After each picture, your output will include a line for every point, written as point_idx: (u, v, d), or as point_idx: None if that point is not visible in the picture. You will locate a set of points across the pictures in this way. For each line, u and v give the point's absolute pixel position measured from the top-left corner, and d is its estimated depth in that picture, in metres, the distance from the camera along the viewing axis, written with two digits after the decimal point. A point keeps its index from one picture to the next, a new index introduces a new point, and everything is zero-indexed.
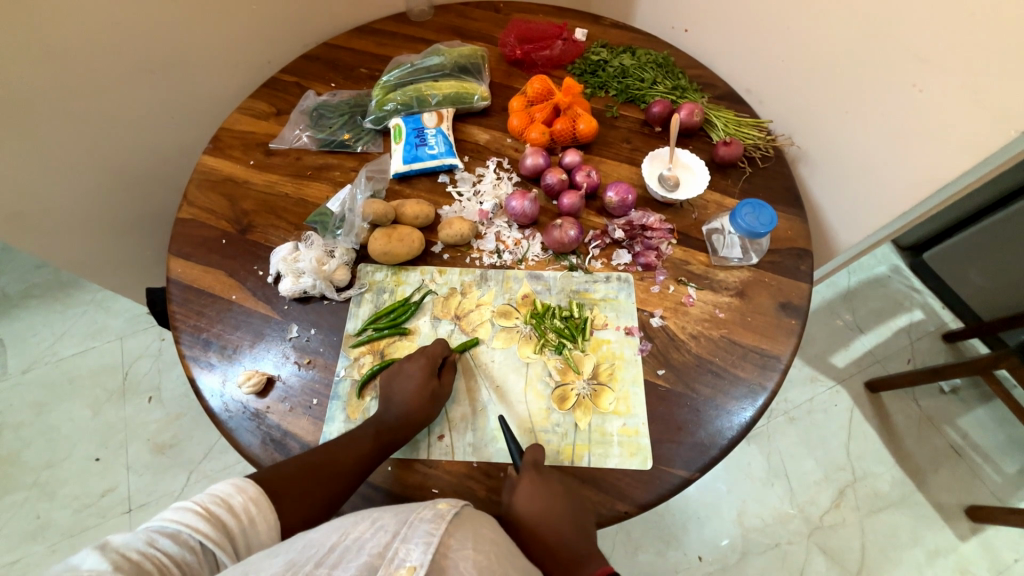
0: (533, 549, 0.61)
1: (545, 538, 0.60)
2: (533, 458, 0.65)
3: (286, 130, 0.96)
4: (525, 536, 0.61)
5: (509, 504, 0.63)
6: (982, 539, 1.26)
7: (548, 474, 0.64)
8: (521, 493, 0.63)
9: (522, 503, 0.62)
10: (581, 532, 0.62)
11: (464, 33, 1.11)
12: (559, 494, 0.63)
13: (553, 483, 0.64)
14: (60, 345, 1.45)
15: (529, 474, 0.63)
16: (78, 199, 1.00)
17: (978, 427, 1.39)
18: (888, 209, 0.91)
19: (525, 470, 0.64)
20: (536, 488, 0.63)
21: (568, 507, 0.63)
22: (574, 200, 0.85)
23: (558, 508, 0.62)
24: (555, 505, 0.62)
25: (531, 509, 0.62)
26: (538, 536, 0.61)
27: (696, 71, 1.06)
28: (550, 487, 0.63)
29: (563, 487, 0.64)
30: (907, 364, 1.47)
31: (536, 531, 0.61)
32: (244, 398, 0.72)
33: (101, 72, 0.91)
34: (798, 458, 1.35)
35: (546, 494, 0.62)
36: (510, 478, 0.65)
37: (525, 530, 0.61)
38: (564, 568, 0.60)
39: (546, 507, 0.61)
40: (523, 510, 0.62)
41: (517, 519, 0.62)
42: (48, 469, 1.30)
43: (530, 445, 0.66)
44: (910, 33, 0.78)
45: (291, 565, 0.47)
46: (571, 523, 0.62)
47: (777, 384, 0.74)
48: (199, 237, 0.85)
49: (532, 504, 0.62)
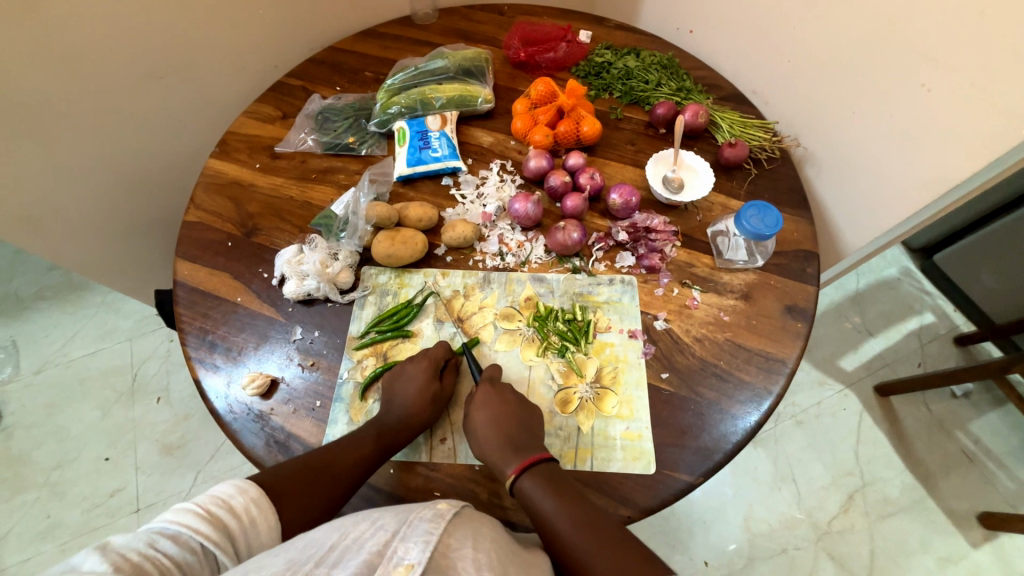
0: (483, 446, 0.65)
1: (492, 431, 0.65)
2: (490, 374, 0.71)
3: (292, 134, 0.96)
4: (476, 434, 0.66)
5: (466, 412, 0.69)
6: (995, 546, 1.24)
7: (502, 387, 0.69)
8: (475, 402, 0.68)
9: (475, 406, 0.68)
10: (529, 431, 0.66)
11: (469, 36, 1.11)
12: (510, 399, 0.68)
13: (505, 392, 0.69)
14: (72, 346, 1.47)
15: (483, 384, 0.69)
16: (88, 203, 1.01)
17: (990, 432, 1.37)
18: (896, 211, 0.90)
19: (481, 382, 0.70)
20: (489, 395, 0.68)
21: (517, 410, 0.67)
22: (578, 202, 0.85)
23: (508, 412, 0.66)
24: (505, 408, 0.66)
25: (482, 409, 0.67)
26: (486, 435, 0.65)
27: (701, 72, 1.05)
28: (502, 394, 0.68)
29: (514, 395, 0.69)
30: (917, 367, 1.45)
31: (485, 427, 0.65)
32: (248, 400, 0.72)
33: (110, 76, 0.92)
34: (806, 462, 1.33)
35: (497, 398, 0.68)
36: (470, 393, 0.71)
37: (476, 429, 0.66)
38: (506, 457, 0.63)
39: (495, 407, 0.67)
40: (476, 412, 0.67)
41: (471, 421, 0.67)
42: (59, 468, 1.32)
43: (489, 365, 0.72)
44: (918, 32, 0.78)
45: (291, 564, 0.47)
46: (520, 423, 0.66)
47: (782, 388, 0.73)
48: (204, 240, 0.86)
49: (484, 406, 0.67)
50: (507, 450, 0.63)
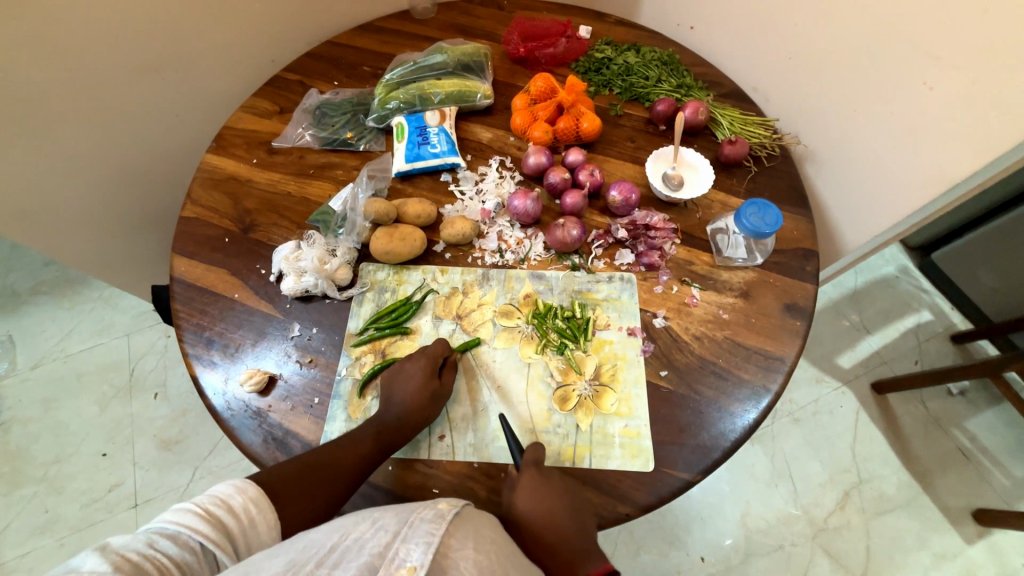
0: (536, 546, 0.61)
1: (547, 534, 0.60)
2: (534, 456, 0.65)
3: (289, 129, 0.96)
4: (527, 532, 0.61)
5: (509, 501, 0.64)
6: (990, 543, 1.25)
7: (548, 472, 0.64)
8: (523, 494, 0.62)
9: (522, 500, 0.62)
10: (583, 529, 0.62)
11: (468, 31, 1.10)
12: (558, 488, 0.63)
13: (553, 480, 0.64)
14: (68, 342, 1.46)
15: (529, 469, 0.64)
16: (83, 198, 1.00)
17: (987, 429, 1.37)
18: (895, 209, 0.90)
19: (525, 468, 0.64)
20: (537, 485, 0.63)
21: (568, 504, 0.63)
22: (577, 199, 0.84)
23: (559, 508, 0.62)
24: (555, 503, 0.62)
25: (532, 504, 0.61)
26: (538, 535, 0.60)
27: (702, 69, 1.05)
28: (550, 484, 0.63)
29: (561, 483, 0.64)
30: (914, 365, 1.45)
31: (538, 527, 0.60)
32: (246, 397, 0.72)
33: (106, 70, 0.91)
34: (804, 459, 1.34)
35: (546, 489, 0.62)
36: (511, 477, 0.65)
37: (526, 525, 0.61)
38: (565, 564, 0.60)
39: (546, 502, 0.61)
40: (524, 507, 0.62)
41: (518, 515, 0.62)
42: (56, 464, 1.31)
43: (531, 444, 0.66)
44: (919, 31, 0.77)
45: (292, 565, 0.47)
46: (574, 521, 0.62)
47: (780, 386, 0.73)
48: (202, 235, 0.85)
49: (533, 500, 0.62)
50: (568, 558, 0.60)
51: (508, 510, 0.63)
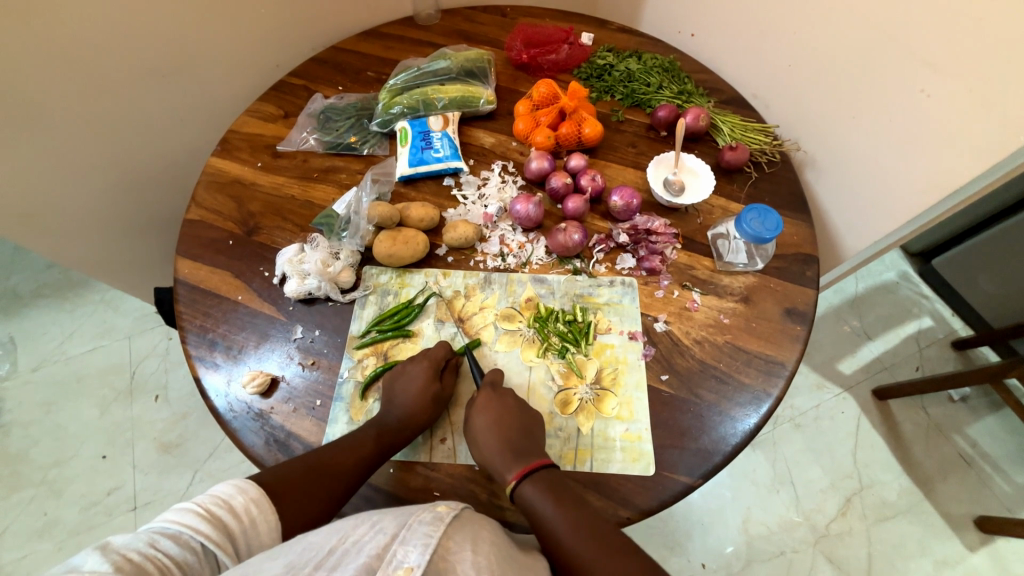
0: (483, 452, 0.65)
1: (492, 439, 0.65)
2: (492, 379, 0.70)
3: (294, 133, 0.96)
4: (476, 440, 0.66)
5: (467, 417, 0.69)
6: (992, 550, 1.24)
7: (503, 392, 0.69)
8: (476, 406, 0.68)
9: (476, 412, 0.67)
10: (529, 437, 0.66)
11: (471, 38, 1.11)
12: (511, 404, 0.68)
13: (507, 397, 0.68)
14: (70, 344, 1.47)
15: (485, 389, 0.69)
16: (88, 200, 1.01)
17: (988, 436, 1.37)
18: (896, 216, 0.91)
19: (483, 388, 0.69)
20: (490, 400, 0.68)
21: (519, 415, 0.67)
22: (579, 204, 0.85)
23: (509, 416, 0.66)
24: (506, 413, 0.66)
25: (483, 416, 0.66)
26: (485, 439, 0.65)
27: (703, 75, 1.06)
28: (503, 399, 0.68)
29: (515, 400, 0.68)
30: (915, 371, 1.45)
31: (486, 434, 0.65)
32: (248, 398, 0.72)
33: (112, 74, 0.92)
34: (804, 465, 1.34)
35: (499, 405, 0.67)
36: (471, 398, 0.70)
37: (476, 434, 0.66)
38: (506, 462, 0.63)
39: (497, 411, 0.66)
40: (476, 418, 0.67)
41: (472, 427, 0.67)
42: (57, 466, 1.31)
43: (492, 370, 0.72)
44: (917, 38, 0.78)
45: (291, 567, 0.47)
46: (521, 429, 0.66)
47: (781, 390, 0.74)
48: (206, 238, 0.86)
49: (485, 411, 0.67)
50: (507, 457, 0.63)
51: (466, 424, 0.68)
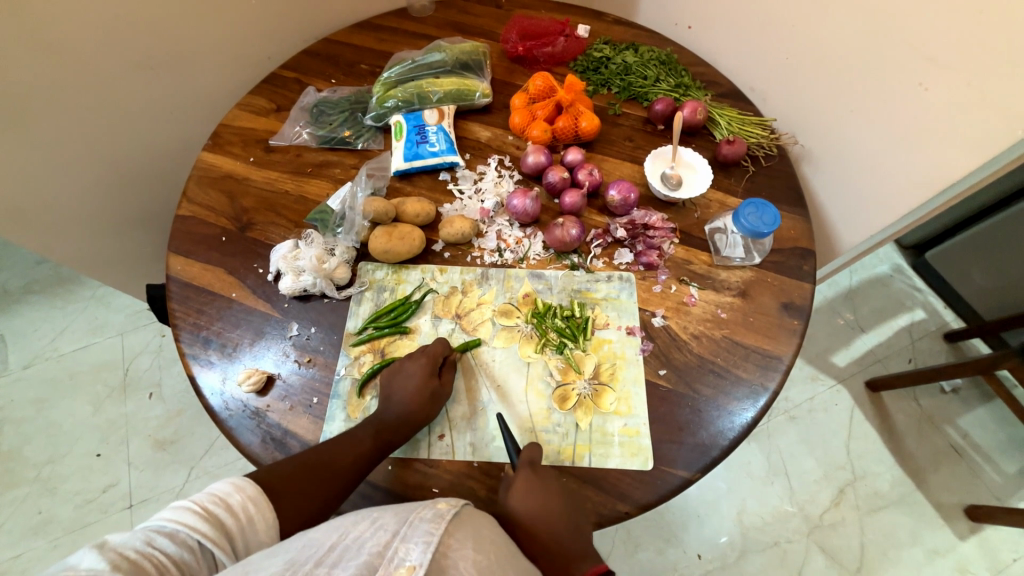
0: (534, 547, 0.61)
1: (543, 536, 0.61)
2: (529, 457, 0.64)
3: (286, 127, 0.95)
4: (520, 530, 0.61)
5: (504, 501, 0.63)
6: (982, 539, 1.26)
7: (543, 471, 0.64)
8: (516, 493, 0.62)
9: (518, 502, 0.62)
10: (578, 526, 0.62)
11: (466, 30, 1.10)
12: (553, 489, 0.63)
13: (548, 479, 0.63)
14: (61, 341, 1.45)
15: (523, 471, 0.63)
16: (77, 197, 0.99)
17: (979, 427, 1.39)
18: (891, 210, 0.91)
19: (521, 468, 0.63)
20: (531, 487, 0.62)
21: (564, 503, 0.63)
22: (576, 199, 0.85)
23: (553, 507, 0.62)
24: (551, 505, 0.62)
25: (528, 507, 0.61)
26: (533, 534, 0.61)
27: (700, 68, 1.05)
28: (546, 485, 0.62)
29: (556, 483, 0.63)
30: (907, 363, 1.47)
31: (531, 528, 0.61)
32: (244, 397, 0.72)
33: (99, 67, 0.90)
34: (799, 457, 1.35)
35: (542, 490, 0.62)
36: (506, 476, 0.64)
37: (519, 525, 0.61)
38: (562, 563, 0.61)
39: (542, 505, 0.61)
40: (522, 512, 0.61)
41: (511, 514, 0.62)
42: (49, 464, 1.30)
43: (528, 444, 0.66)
44: (916, 32, 0.78)
45: (291, 564, 0.47)
46: (568, 518, 0.62)
47: (778, 385, 0.74)
48: (198, 234, 0.84)
49: (528, 501, 0.61)
50: (562, 553, 0.61)
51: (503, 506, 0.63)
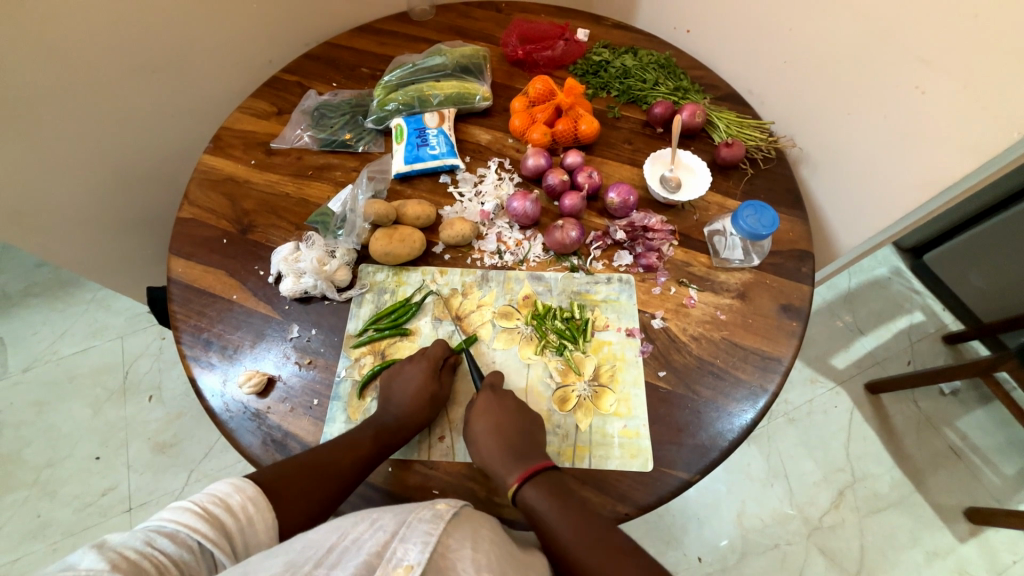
0: (486, 457, 0.65)
1: (492, 442, 0.64)
2: (491, 382, 0.70)
3: (288, 130, 0.95)
4: (476, 444, 0.66)
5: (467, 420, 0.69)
6: (981, 540, 1.26)
7: (503, 394, 0.69)
8: (476, 409, 0.68)
9: (477, 414, 0.67)
10: (532, 440, 0.66)
11: (466, 34, 1.11)
12: (509, 406, 0.67)
13: (506, 399, 0.68)
14: (61, 344, 1.45)
15: (484, 392, 0.69)
16: (79, 199, 1.00)
17: (978, 428, 1.39)
18: (889, 212, 0.92)
19: (482, 390, 0.69)
20: (490, 403, 0.68)
21: (519, 418, 0.66)
22: (576, 201, 0.85)
23: (507, 417, 0.66)
24: (505, 416, 0.66)
25: (483, 420, 0.66)
26: (486, 442, 0.65)
27: (699, 72, 1.06)
28: (502, 401, 0.68)
29: (514, 402, 0.68)
30: (907, 365, 1.47)
31: (485, 437, 0.65)
32: (245, 398, 0.72)
33: (101, 71, 0.91)
34: (799, 459, 1.35)
35: (498, 407, 0.67)
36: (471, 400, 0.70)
37: (476, 438, 0.66)
38: (506, 465, 0.63)
39: (496, 415, 0.66)
40: (478, 425, 0.66)
41: (472, 430, 0.67)
42: (49, 467, 1.30)
43: (491, 371, 0.71)
44: (912, 36, 0.78)
45: (291, 565, 0.47)
46: (521, 431, 0.66)
47: (777, 386, 0.74)
48: (199, 236, 0.85)
49: (485, 413, 0.67)
50: (509, 459, 0.63)
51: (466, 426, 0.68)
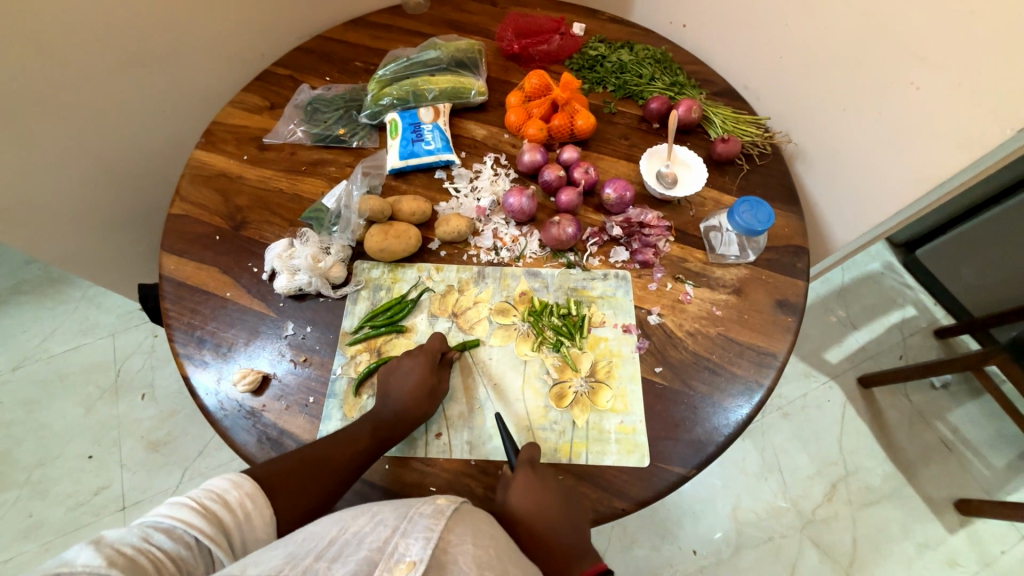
0: (529, 545, 0.61)
1: (541, 531, 0.60)
2: (529, 456, 0.64)
3: (280, 125, 0.94)
4: (520, 532, 0.60)
5: (502, 501, 0.63)
6: (970, 532, 1.28)
7: (542, 471, 0.64)
8: (516, 491, 0.62)
9: (518, 500, 0.61)
10: (577, 529, 0.62)
11: (460, 27, 1.10)
12: (553, 489, 0.63)
13: (548, 478, 0.63)
14: (51, 342, 1.43)
15: (524, 469, 0.63)
16: (68, 196, 0.98)
17: (968, 422, 1.41)
18: (883, 208, 0.92)
19: (520, 467, 0.63)
20: (532, 484, 0.62)
21: (562, 503, 0.63)
22: (572, 197, 0.85)
23: (553, 506, 0.62)
24: (549, 502, 0.61)
25: (527, 504, 0.61)
26: (532, 535, 0.60)
27: (694, 67, 1.06)
28: (545, 483, 0.63)
29: (556, 483, 0.64)
30: (899, 360, 1.48)
31: (531, 527, 0.60)
32: (239, 397, 0.71)
33: (90, 64, 0.89)
34: (792, 452, 1.36)
35: (542, 489, 0.62)
36: (505, 475, 0.64)
37: (519, 526, 0.61)
38: (558, 564, 0.60)
39: (542, 503, 0.61)
40: (520, 511, 0.61)
41: (511, 514, 0.61)
42: (40, 466, 1.29)
43: (527, 444, 0.66)
44: (907, 32, 0.79)
45: (291, 558, 0.47)
46: (566, 520, 0.62)
47: (773, 381, 0.75)
48: (192, 233, 0.84)
49: (528, 500, 0.61)
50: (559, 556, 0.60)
51: (501, 506, 0.62)
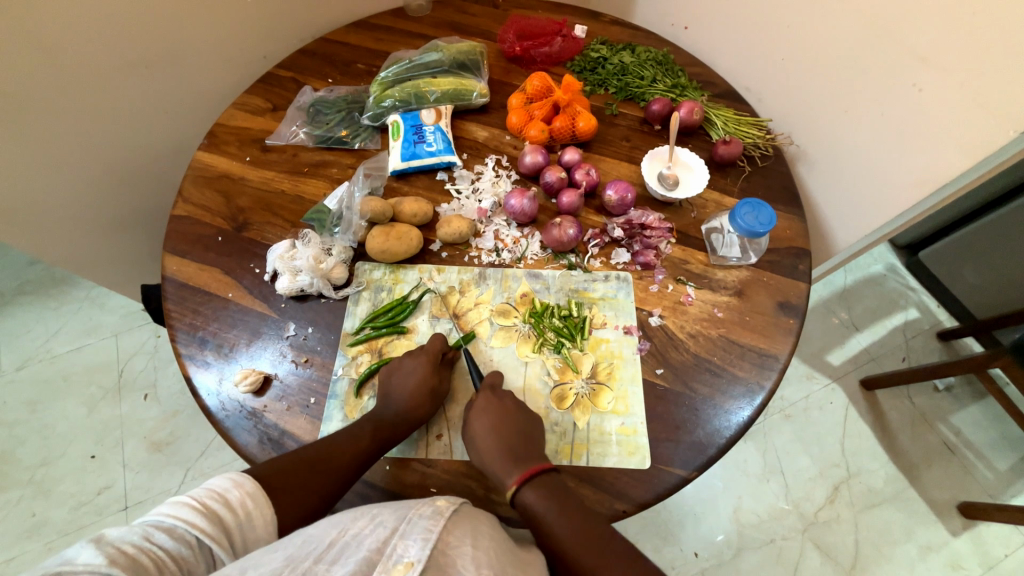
0: (483, 456, 0.64)
1: (494, 441, 0.64)
2: (491, 382, 0.70)
3: (283, 127, 0.95)
4: (475, 444, 0.65)
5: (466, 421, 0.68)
6: (974, 535, 1.27)
7: (502, 394, 0.69)
8: (475, 409, 0.67)
9: (475, 415, 0.67)
10: (530, 440, 0.65)
11: (463, 29, 1.10)
12: (510, 407, 0.67)
13: (506, 399, 0.68)
14: (55, 342, 1.44)
15: (483, 392, 0.68)
16: (72, 197, 0.99)
17: (972, 424, 1.40)
18: (885, 210, 0.92)
19: (481, 390, 0.69)
20: (489, 403, 0.67)
21: (518, 419, 0.66)
22: (573, 198, 0.85)
23: (507, 420, 0.65)
24: (503, 416, 0.66)
25: (481, 418, 0.66)
26: (485, 443, 0.64)
27: (696, 69, 1.06)
28: (502, 402, 0.67)
29: (514, 403, 0.68)
30: (901, 362, 1.48)
31: (484, 437, 0.65)
32: (241, 397, 0.71)
33: (95, 66, 0.90)
34: (794, 455, 1.36)
35: (498, 407, 0.67)
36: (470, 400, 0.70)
37: (475, 438, 0.65)
38: (506, 467, 0.63)
39: (496, 416, 0.66)
40: (476, 425, 0.66)
41: (470, 430, 0.66)
42: (44, 466, 1.29)
43: (490, 372, 0.71)
44: (909, 34, 0.78)
45: (291, 560, 0.47)
46: (520, 432, 0.65)
47: (774, 383, 0.74)
48: (194, 234, 0.84)
49: (484, 415, 0.66)
50: (507, 461, 0.63)
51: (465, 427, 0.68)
